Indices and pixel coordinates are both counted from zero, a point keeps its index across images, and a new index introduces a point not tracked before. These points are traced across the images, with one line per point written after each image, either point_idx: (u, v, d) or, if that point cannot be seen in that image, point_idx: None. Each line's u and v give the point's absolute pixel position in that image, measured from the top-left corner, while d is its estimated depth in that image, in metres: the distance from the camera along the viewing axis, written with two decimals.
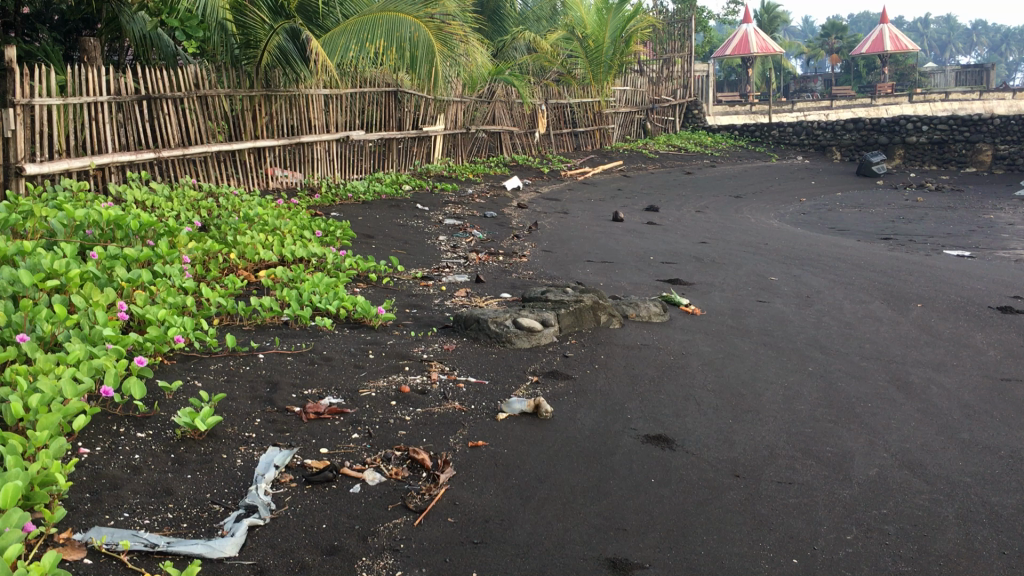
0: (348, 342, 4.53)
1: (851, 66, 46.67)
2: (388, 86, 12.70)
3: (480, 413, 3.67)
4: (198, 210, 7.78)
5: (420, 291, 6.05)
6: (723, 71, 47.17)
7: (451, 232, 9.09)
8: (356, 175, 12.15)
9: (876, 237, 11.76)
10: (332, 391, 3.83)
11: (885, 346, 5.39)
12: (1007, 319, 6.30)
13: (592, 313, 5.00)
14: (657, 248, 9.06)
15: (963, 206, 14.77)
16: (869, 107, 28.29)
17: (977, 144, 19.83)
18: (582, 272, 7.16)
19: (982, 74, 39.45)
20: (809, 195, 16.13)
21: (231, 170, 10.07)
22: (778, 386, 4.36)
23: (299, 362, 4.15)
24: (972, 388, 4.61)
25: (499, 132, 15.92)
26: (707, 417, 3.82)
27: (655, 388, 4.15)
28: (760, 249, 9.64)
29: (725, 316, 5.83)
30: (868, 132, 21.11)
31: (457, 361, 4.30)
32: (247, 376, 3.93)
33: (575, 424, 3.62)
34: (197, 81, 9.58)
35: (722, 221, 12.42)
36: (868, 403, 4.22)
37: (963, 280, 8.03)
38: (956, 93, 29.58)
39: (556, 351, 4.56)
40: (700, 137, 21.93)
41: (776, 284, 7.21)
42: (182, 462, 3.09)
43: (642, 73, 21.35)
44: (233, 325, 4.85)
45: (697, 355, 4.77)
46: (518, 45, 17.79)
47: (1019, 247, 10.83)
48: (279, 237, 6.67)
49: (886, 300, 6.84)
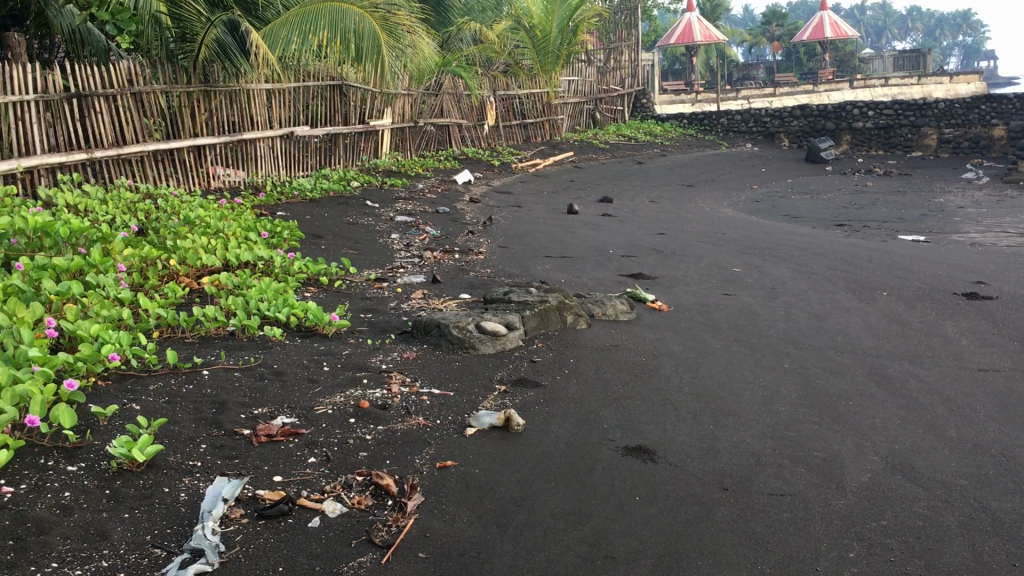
0: (300, 353, 4.23)
1: (792, 54, 47.12)
2: (332, 80, 12.33)
3: (447, 429, 3.41)
4: (135, 214, 7.38)
5: (375, 294, 5.76)
6: (668, 60, 47.26)
7: (403, 230, 8.78)
8: (301, 172, 11.76)
9: (831, 223, 11.71)
10: (285, 409, 3.53)
11: (858, 338, 5.24)
12: (974, 305, 6.21)
13: (557, 313, 4.77)
14: (615, 241, 8.87)
15: (912, 190, 14.83)
16: (813, 93, 28.49)
17: (922, 128, 19.99)
18: (541, 268, 6.93)
19: (919, 58, 40.02)
20: (760, 183, 16.09)
21: (170, 170, 9.63)
22: (755, 386, 4.17)
23: (247, 378, 3.84)
24: (952, 381, 4.48)
25: (447, 125, 15.60)
26: (686, 424, 3.60)
27: (629, 393, 3.93)
28: (719, 238, 9.49)
29: (693, 311, 5.64)
30: (815, 118, 21.17)
31: (418, 371, 4.03)
32: (191, 396, 3.61)
33: (549, 437, 3.38)
34: (130, 77, 9.14)
35: (677, 211, 12.28)
36: (850, 402, 4.05)
37: (924, 266, 7.95)
38: (896, 78, 29.94)
39: (522, 356, 4.31)
40: (650, 126, 21.82)
41: (739, 275, 7.05)
42: (118, 499, 2.78)
43: (590, 62, 21.18)
44: (175, 337, 4.52)
45: (669, 355, 4.56)
46: (464, 36, 17.48)
47: (972, 231, 10.84)
48: (222, 240, 6.32)
49: (851, 289, 6.72)
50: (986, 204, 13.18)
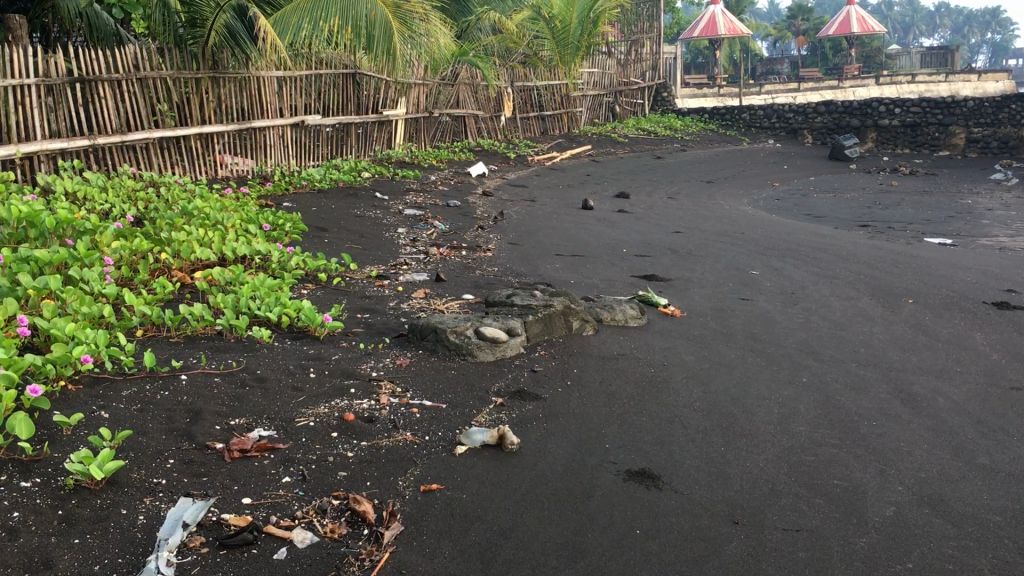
0: (287, 357, 3.99)
1: (817, 49, 46.46)
2: (345, 68, 12.09)
3: (435, 447, 3.16)
4: (134, 203, 7.17)
5: (374, 293, 5.51)
6: (691, 53, 46.70)
7: (411, 224, 8.52)
8: (312, 162, 11.51)
9: (854, 224, 11.37)
10: (264, 421, 3.29)
11: (882, 350, 4.95)
12: (1005, 315, 5.90)
13: (562, 319, 4.51)
14: (629, 239, 8.58)
15: (938, 191, 14.42)
16: (837, 88, 27.98)
17: (950, 127, 19.50)
18: (550, 268, 6.65)
19: (947, 55, 39.31)
20: (782, 180, 15.72)
21: (176, 158, 9.40)
22: (771, 403, 3.89)
23: (226, 385, 3.60)
24: (982, 399, 4.18)
25: (463, 116, 15.32)
26: (695, 446, 3.33)
27: (635, 409, 3.66)
28: (737, 238, 9.18)
29: (707, 318, 5.36)
30: (840, 115, 20.71)
31: (410, 380, 3.78)
32: (165, 403, 3.38)
33: (545, 459, 3.12)
34: (136, 61, 8.92)
35: (695, 208, 11.97)
36: (873, 423, 3.76)
37: (951, 272, 7.62)
38: (923, 75, 29.36)
39: (523, 365, 4.05)
40: (670, 121, 21.44)
41: (757, 278, 6.75)
42: (70, 521, 2.54)
43: (610, 54, 20.83)
44: (159, 337, 4.29)
45: (680, 367, 4.28)
46: (483, 26, 17.18)
47: (1001, 234, 10.46)
48: (219, 233, 6.09)
49: (874, 295, 6.41)
50: (1015, 206, 12.77)
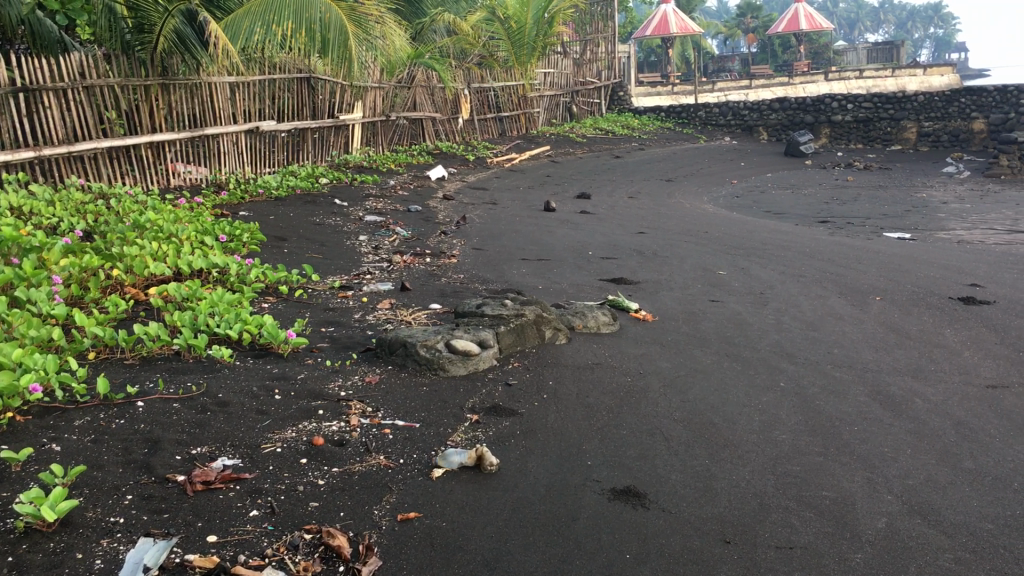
0: (250, 378, 3.81)
1: (767, 46, 46.96)
2: (299, 72, 11.85)
3: (411, 471, 3.02)
4: (83, 216, 6.90)
5: (338, 305, 5.34)
6: (643, 52, 46.89)
7: (373, 231, 8.35)
8: (267, 168, 11.26)
9: (814, 220, 11.41)
10: (228, 449, 3.12)
11: (855, 350, 4.90)
12: (972, 311, 5.90)
13: (534, 329, 4.39)
14: (594, 241, 8.49)
15: (893, 185, 14.57)
16: (789, 85, 28.24)
17: (902, 121, 19.74)
18: (516, 273, 6.53)
19: (892, 50, 39.94)
20: (740, 177, 15.77)
21: (126, 168, 9.11)
22: (752, 411, 3.80)
23: (186, 410, 3.42)
24: (961, 399, 4.13)
25: (420, 119, 15.14)
26: (678, 459, 3.23)
27: (614, 422, 3.54)
28: (701, 238, 9.13)
29: (679, 321, 5.27)
30: (794, 112, 20.86)
31: (380, 398, 3.63)
32: (121, 433, 3.19)
33: (525, 480, 2.99)
34: (82, 69, 8.64)
35: (656, 207, 11.93)
36: (855, 428, 3.69)
37: (915, 267, 7.64)
38: (872, 70, 29.78)
39: (496, 379, 3.92)
40: (627, 119, 21.44)
41: (725, 279, 6.69)
42: (21, 568, 2.36)
43: (566, 54, 20.78)
44: (113, 359, 4.09)
45: (657, 375, 4.18)
46: (438, 28, 17.02)
47: (958, 227, 10.56)
48: (174, 246, 5.87)
49: (842, 293, 6.38)
50: (969, 199, 12.92)
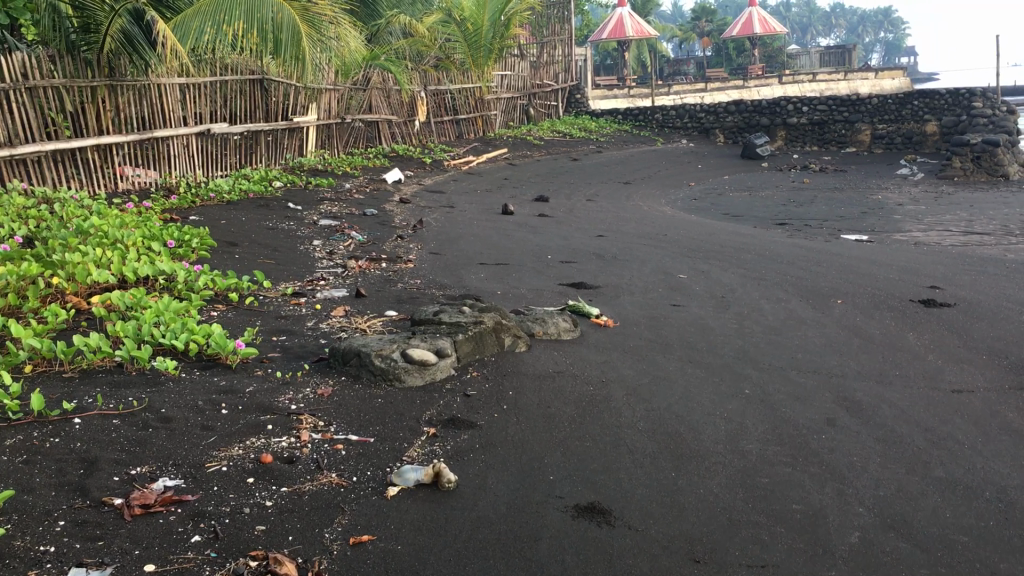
0: (195, 391, 3.61)
1: (722, 49, 47.35)
2: (251, 73, 11.59)
3: (364, 490, 2.87)
4: (24, 221, 6.63)
5: (290, 313, 5.16)
6: (600, 55, 47.03)
7: (327, 235, 8.16)
8: (219, 172, 10.98)
9: (772, 222, 11.44)
10: (169, 468, 2.94)
11: (819, 355, 4.85)
12: (932, 314, 5.90)
13: (493, 337, 4.25)
14: (553, 244, 8.38)
15: (849, 187, 14.69)
16: (743, 88, 28.47)
17: (856, 124, 19.95)
18: (475, 279, 6.39)
19: (844, 54, 40.48)
20: (698, 180, 15.80)
21: (71, 171, 8.82)
22: (718, 420, 3.71)
23: (126, 426, 3.22)
24: (926, 405, 4.10)
25: (376, 121, 14.95)
26: (643, 473, 3.12)
27: (577, 434, 3.43)
28: (661, 241, 9.08)
29: (641, 327, 5.18)
30: (750, 114, 21.01)
31: (333, 411, 3.47)
32: (54, 453, 3.00)
33: (486, 498, 2.86)
34: (24, 70, 8.34)
35: (615, 210, 11.88)
36: (822, 437, 3.62)
37: (874, 269, 7.66)
38: (824, 73, 30.13)
39: (454, 389, 3.78)
40: (585, 122, 21.41)
41: (685, 283, 6.62)
42: None
43: (523, 56, 20.68)
44: (51, 373, 3.88)
45: (620, 383, 4.08)
46: (393, 30, 16.83)
47: (914, 229, 10.66)
48: (119, 252, 5.64)
49: (804, 296, 6.36)
50: (924, 201, 13.07)
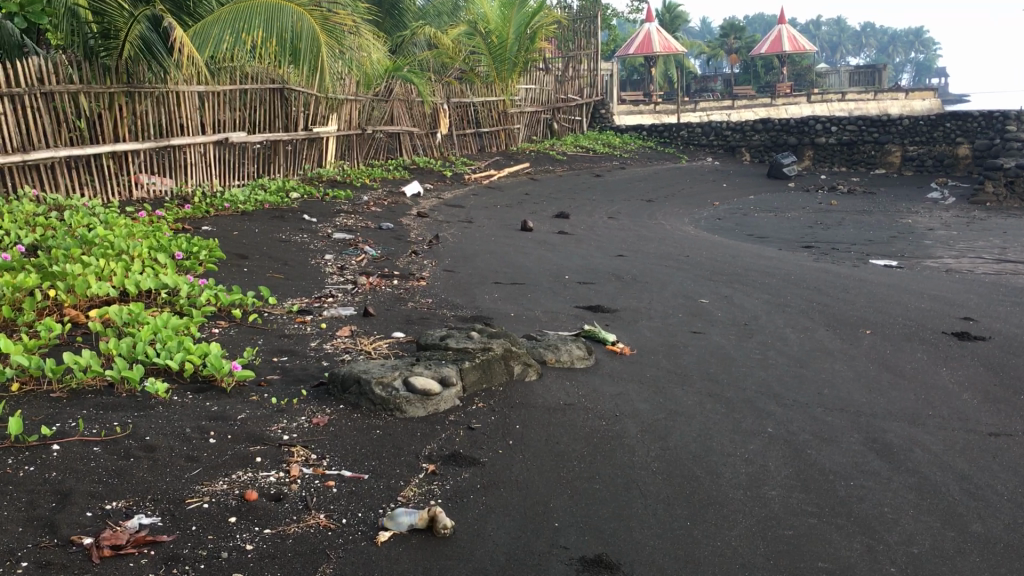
0: (184, 416, 3.42)
1: (750, 67, 47.00)
2: (272, 83, 11.48)
3: (354, 534, 2.66)
4: (32, 228, 6.50)
5: (294, 332, 4.97)
6: (626, 70, 46.82)
7: (340, 249, 7.99)
8: (237, 181, 10.86)
9: (798, 245, 11.16)
10: (147, 504, 2.74)
11: (846, 390, 4.61)
12: (966, 347, 5.63)
13: (503, 364, 4.04)
14: (571, 263, 8.17)
15: (877, 210, 14.37)
16: (769, 106, 28.18)
17: (886, 146, 19.57)
18: (488, 299, 6.18)
19: (874, 74, 40.00)
20: (722, 199, 15.53)
21: (86, 179, 8.70)
22: (738, 462, 3.48)
23: (106, 454, 3.03)
24: (961, 450, 3.85)
25: (398, 133, 14.82)
26: (657, 521, 2.90)
27: (587, 474, 3.21)
28: (683, 262, 8.84)
29: (659, 356, 4.94)
30: (777, 133, 20.71)
31: (328, 443, 3.26)
32: (27, 483, 2.80)
33: (485, 547, 2.65)
34: (41, 74, 8.24)
35: (636, 228, 11.65)
36: (850, 484, 3.39)
37: (905, 297, 7.38)
38: (854, 93, 29.75)
39: (459, 421, 3.57)
40: (609, 138, 21.21)
41: (707, 308, 6.38)
42: None
43: (548, 70, 20.54)
44: (38, 392, 3.70)
45: (635, 417, 3.86)
46: (418, 41, 16.72)
47: (945, 256, 10.35)
48: (123, 264, 5.49)
49: (830, 326, 6.10)
50: (956, 226, 12.74)
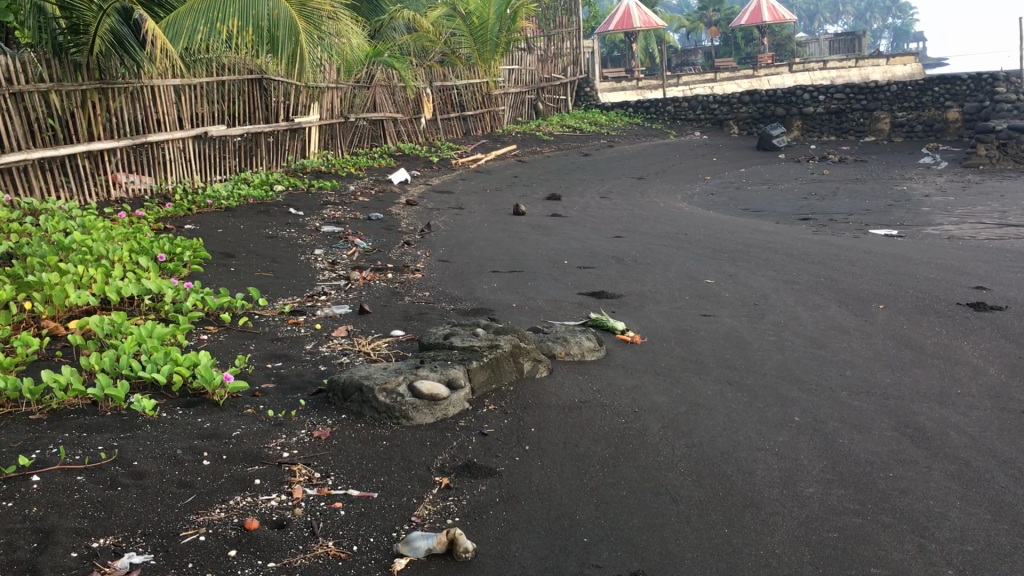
0: (175, 435, 3.17)
1: (731, 38, 46.70)
2: (250, 73, 11.15)
3: (367, 564, 2.43)
4: (5, 235, 6.22)
5: (288, 335, 4.72)
6: (607, 47, 46.44)
7: (329, 243, 7.73)
8: (219, 176, 10.56)
9: (795, 217, 10.95)
10: (138, 539, 2.50)
11: (869, 370, 4.40)
12: (985, 318, 5.43)
13: (512, 362, 3.81)
14: (568, 248, 7.93)
15: (872, 178, 14.17)
16: (752, 78, 27.93)
17: (875, 112, 19.34)
18: (487, 289, 5.94)
19: (855, 40, 39.78)
20: (714, 173, 15.32)
21: (61, 180, 8.40)
22: (769, 457, 3.26)
23: (91, 484, 2.78)
24: (999, 430, 3.64)
25: (381, 120, 14.52)
26: (691, 531, 2.68)
27: (611, 480, 2.98)
28: (682, 240, 8.61)
29: (671, 343, 4.72)
30: (764, 104, 20.48)
31: (331, 459, 3.02)
32: (6, 520, 2.56)
33: (510, 571, 2.42)
34: (9, 74, 7.91)
35: (630, 207, 11.42)
36: (890, 475, 3.18)
37: (913, 268, 7.17)
38: (836, 61, 29.56)
39: (470, 427, 3.34)
40: (595, 116, 20.94)
41: (713, 288, 6.16)
42: None
43: (530, 49, 20.23)
44: (16, 414, 3.45)
45: (655, 412, 3.63)
46: (397, 25, 16.39)
47: (946, 222, 10.15)
48: (103, 270, 5.23)
49: (842, 301, 5.89)
50: (952, 191, 12.56)
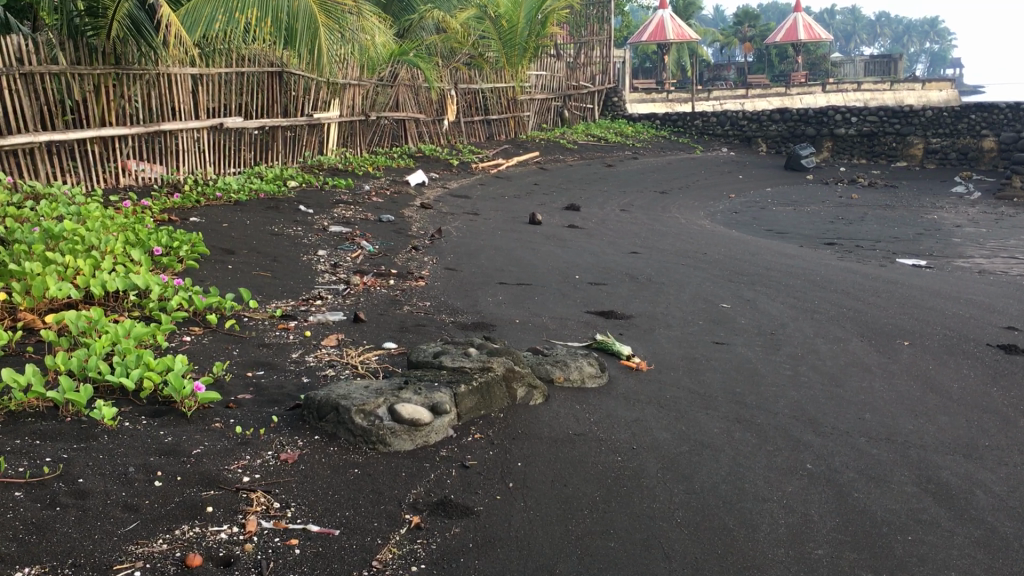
0: (131, 450, 2.93)
1: (764, 56, 46.31)
2: (271, 66, 10.95)
3: None
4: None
5: (275, 340, 4.48)
6: (638, 58, 46.14)
7: (335, 243, 7.49)
8: (233, 168, 10.36)
9: (820, 241, 10.62)
10: (67, 571, 2.26)
11: (890, 415, 4.10)
12: (1016, 362, 5.11)
13: (504, 386, 3.55)
14: (582, 262, 7.65)
15: (901, 205, 13.79)
16: (783, 96, 27.52)
17: (908, 137, 18.91)
18: (491, 302, 5.68)
19: (890, 64, 39.27)
20: (738, 191, 14.97)
21: (69, 165, 8.20)
22: (777, 510, 2.97)
23: (28, 502, 2.54)
24: None
25: (403, 120, 14.29)
26: None
27: (599, 529, 2.71)
28: (700, 260, 8.31)
29: (679, 372, 4.43)
30: (794, 124, 20.11)
31: (295, 488, 2.77)
32: None
33: None
34: (21, 54, 7.69)
35: (650, 222, 11.14)
36: (908, 539, 2.88)
37: (941, 303, 6.85)
38: (869, 83, 29.10)
39: (452, 458, 3.08)
40: (622, 127, 20.65)
41: (729, 314, 5.87)
42: None
43: (559, 56, 19.97)
44: None
45: (655, 451, 3.36)
46: (425, 25, 16.18)
47: (976, 255, 9.79)
48: (91, 261, 5.00)
49: (865, 336, 5.58)
50: (984, 222, 12.17)
